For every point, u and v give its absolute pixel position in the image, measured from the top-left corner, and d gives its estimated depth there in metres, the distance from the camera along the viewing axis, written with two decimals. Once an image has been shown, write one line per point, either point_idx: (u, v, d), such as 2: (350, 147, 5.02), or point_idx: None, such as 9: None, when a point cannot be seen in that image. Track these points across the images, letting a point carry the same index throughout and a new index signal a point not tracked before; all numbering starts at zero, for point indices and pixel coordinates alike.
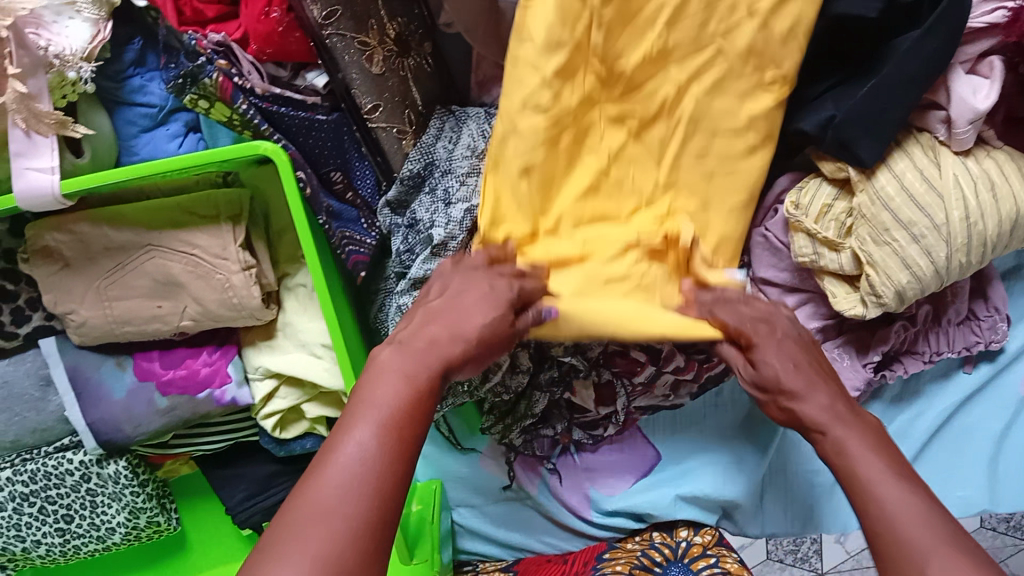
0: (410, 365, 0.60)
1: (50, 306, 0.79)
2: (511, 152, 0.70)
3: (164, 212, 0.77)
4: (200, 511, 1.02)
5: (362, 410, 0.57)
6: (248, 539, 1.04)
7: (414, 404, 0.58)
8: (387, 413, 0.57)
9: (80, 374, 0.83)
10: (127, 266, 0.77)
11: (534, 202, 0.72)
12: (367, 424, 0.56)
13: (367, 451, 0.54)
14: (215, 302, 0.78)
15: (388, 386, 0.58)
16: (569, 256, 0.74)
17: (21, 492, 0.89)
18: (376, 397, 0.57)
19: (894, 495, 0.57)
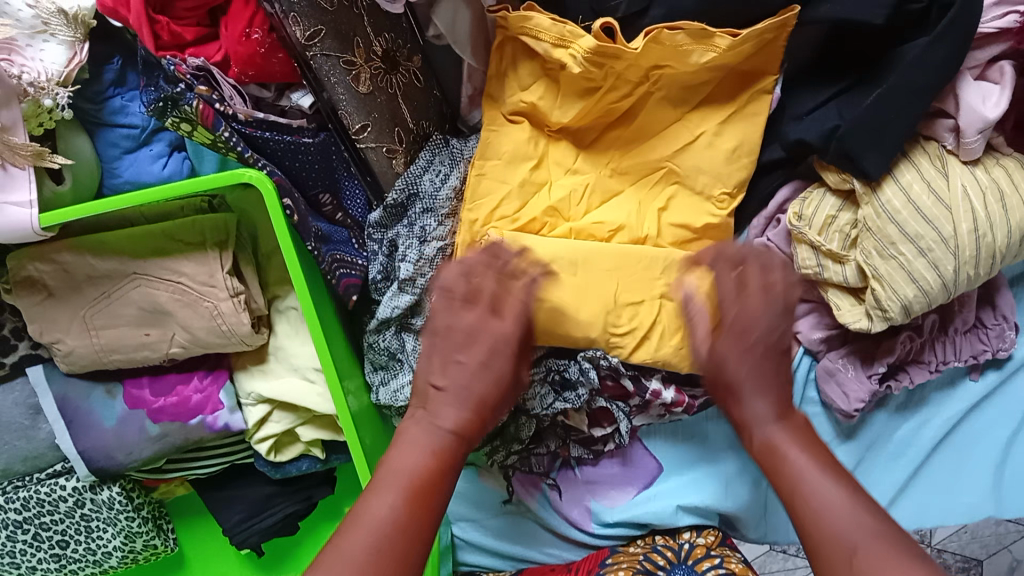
0: (435, 437, 0.64)
1: (35, 336, 0.77)
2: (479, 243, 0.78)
3: (148, 239, 0.75)
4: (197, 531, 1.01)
5: (389, 479, 0.61)
6: (245, 556, 1.02)
7: (434, 472, 0.62)
8: (410, 483, 0.61)
9: (70, 402, 0.82)
10: (113, 294, 0.75)
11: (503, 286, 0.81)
12: (396, 491, 0.61)
13: (395, 516, 0.59)
14: (204, 329, 0.76)
15: (413, 460, 0.62)
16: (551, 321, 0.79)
17: (15, 520, 0.88)
18: (402, 465, 0.62)
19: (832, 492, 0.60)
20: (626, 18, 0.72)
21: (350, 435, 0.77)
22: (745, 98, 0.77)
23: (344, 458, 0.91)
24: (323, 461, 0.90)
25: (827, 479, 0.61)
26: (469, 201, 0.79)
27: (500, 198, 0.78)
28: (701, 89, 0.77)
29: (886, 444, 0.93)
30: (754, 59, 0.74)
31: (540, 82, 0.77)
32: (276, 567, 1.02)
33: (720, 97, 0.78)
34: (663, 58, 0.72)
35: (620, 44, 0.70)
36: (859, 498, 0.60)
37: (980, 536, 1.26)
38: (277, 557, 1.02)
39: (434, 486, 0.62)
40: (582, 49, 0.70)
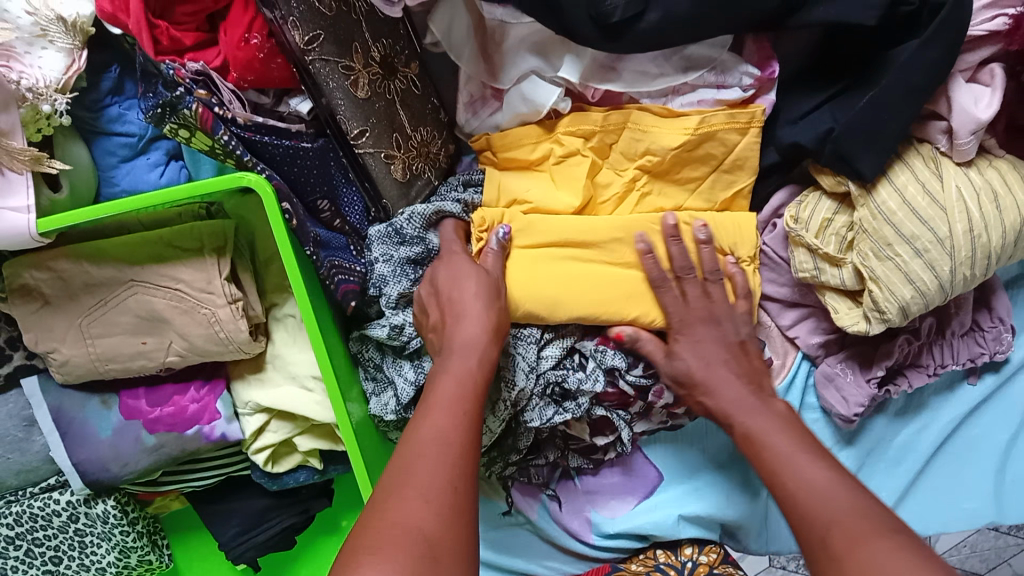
0: (465, 354, 0.68)
1: (31, 345, 0.76)
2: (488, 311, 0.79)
3: (145, 246, 0.74)
4: (192, 546, 1.00)
5: (436, 406, 0.63)
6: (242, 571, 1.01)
7: (476, 393, 0.65)
8: (457, 405, 0.63)
9: (65, 413, 0.81)
10: (110, 302, 0.75)
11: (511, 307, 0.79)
12: (447, 413, 0.62)
13: (447, 434, 0.60)
14: (201, 337, 0.75)
15: (444, 386, 0.65)
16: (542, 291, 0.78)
17: (7, 535, 0.86)
18: (436, 391, 0.65)
19: (813, 470, 0.65)
20: (621, 23, 0.72)
21: (351, 443, 0.77)
22: (737, 99, 0.78)
23: (341, 469, 0.89)
24: (321, 471, 0.89)
25: (809, 462, 0.66)
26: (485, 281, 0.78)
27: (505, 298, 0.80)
28: (695, 168, 0.80)
29: (886, 450, 0.93)
30: (743, 145, 0.78)
31: (536, 185, 0.81)
32: None
33: (716, 99, 0.78)
34: (647, 150, 0.79)
35: (590, 111, 0.79)
36: (841, 478, 0.63)
37: (979, 550, 1.24)
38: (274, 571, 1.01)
39: (471, 398, 0.65)
40: (562, 128, 0.80)
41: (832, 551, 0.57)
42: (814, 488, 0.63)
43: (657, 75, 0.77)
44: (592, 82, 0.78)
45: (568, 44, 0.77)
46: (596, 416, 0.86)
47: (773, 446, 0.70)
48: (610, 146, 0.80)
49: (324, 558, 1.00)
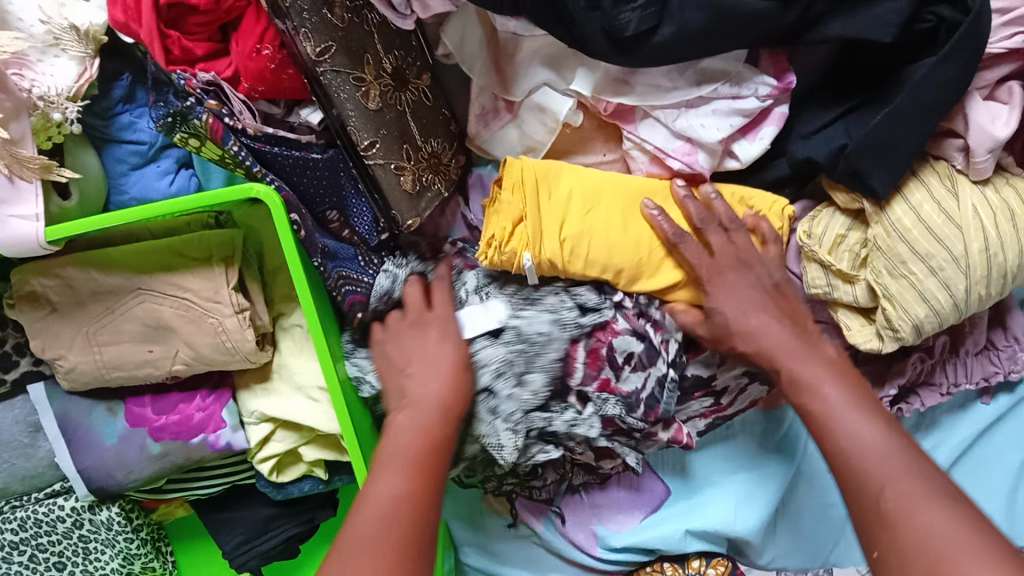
0: (424, 407, 0.69)
1: (38, 352, 0.76)
2: (507, 203, 0.76)
3: (154, 255, 0.74)
4: (194, 554, 1.00)
5: (390, 463, 0.63)
6: None
7: (431, 446, 0.66)
8: (411, 459, 0.64)
9: (71, 420, 0.81)
10: (117, 310, 0.75)
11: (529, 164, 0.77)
12: (401, 470, 0.63)
13: (400, 492, 0.61)
14: (208, 346, 0.75)
15: (414, 436, 0.66)
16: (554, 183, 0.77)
17: (10, 540, 0.86)
18: (395, 448, 0.65)
19: (865, 427, 0.62)
20: (634, 37, 0.71)
21: (358, 461, 0.75)
22: (754, 109, 0.76)
23: (346, 479, 0.88)
24: (326, 481, 0.87)
25: (864, 421, 0.62)
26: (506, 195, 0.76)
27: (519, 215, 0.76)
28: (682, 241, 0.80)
29: None
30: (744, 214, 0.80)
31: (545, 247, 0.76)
32: None
33: (731, 109, 0.76)
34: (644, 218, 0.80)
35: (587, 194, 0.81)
36: (892, 436, 0.61)
37: None
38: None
39: (435, 465, 0.65)
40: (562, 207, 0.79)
41: (886, 511, 0.57)
42: (865, 448, 0.61)
43: (670, 88, 0.77)
44: (605, 95, 0.77)
45: (581, 57, 0.77)
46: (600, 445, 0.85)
47: (824, 397, 0.65)
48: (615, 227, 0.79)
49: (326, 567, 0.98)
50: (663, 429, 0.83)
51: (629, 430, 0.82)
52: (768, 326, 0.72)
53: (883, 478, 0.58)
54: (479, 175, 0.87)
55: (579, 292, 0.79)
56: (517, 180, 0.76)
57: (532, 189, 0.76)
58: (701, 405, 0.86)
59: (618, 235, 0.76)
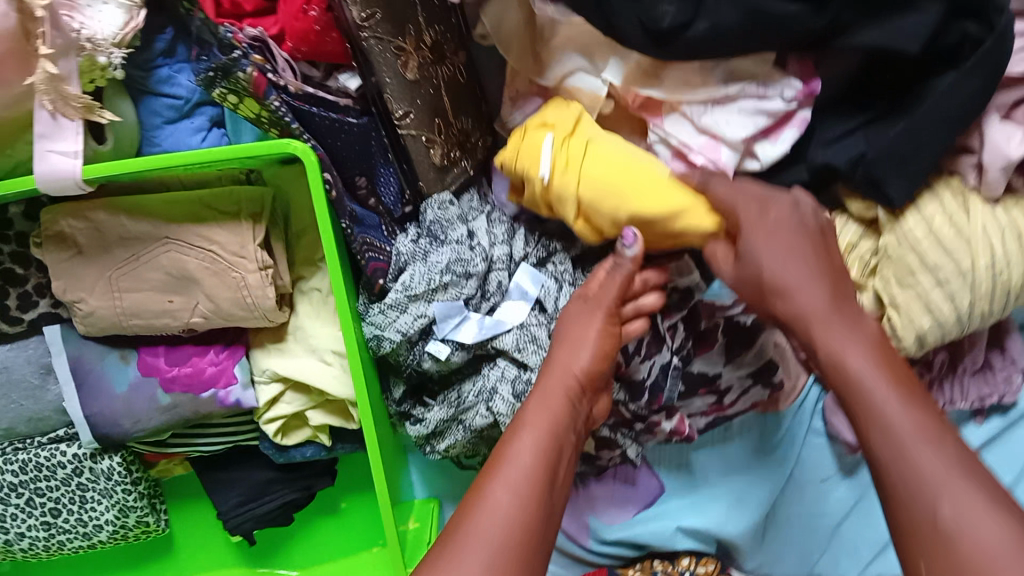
0: (525, 470, 0.61)
1: (59, 293, 0.78)
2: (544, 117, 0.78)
3: (184, 205, 0.76)
4: (189, 514, 0.96)
5: (477, 536, 0.56)
6: (237, 545, 0.97)
7: (524, 523, 0.57)
8: (505, 532, 0.56)
9: (83, 364, 0.81)
10: (142, 258, 0.76)
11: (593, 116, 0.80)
12: (489, 545, 0.55)
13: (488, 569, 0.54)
14: (228, 300, 0.76)
15: (517, 470, 0.61)
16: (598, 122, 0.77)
17: (10, 481, 0.87)
18: (485, 514, 0.57)
19: (894, 403, 0.57)
20: (669, 30, 0.73)
21: (369, 427, 0.77)
22: (780, 110, 0.78)
23: (348, 448, 0.88)
24: (329, 449, 0.88)
25: (898, 400, 0.57)
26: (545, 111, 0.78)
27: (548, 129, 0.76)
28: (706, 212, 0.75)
29: None
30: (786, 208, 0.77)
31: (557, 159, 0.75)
32: (265, 561, 0.97)
33: (757, 109, 0.79)
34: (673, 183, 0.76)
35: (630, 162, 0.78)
36: (921, 408, 0.57)
37: None
38: (268, 547, 0.97)
39: (525, 541, 0.56)
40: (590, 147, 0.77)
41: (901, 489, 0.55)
42: (892, 422, 0.57)
43: (700, 85, 0.79)
44: (635, 87, 0.80)
45: (614, 48, 0.79)
46: (602, 435, 0.87)
47: (862, 385, 0.59)
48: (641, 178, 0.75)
49: (316, 539, 0.96)
50: (665, 420, 0.84)
51: (630, 418, 0.84)
52: (801, 284, 0.65)
53: (913, 462, 0.55)
54: None
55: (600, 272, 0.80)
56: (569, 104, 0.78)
57: (578, 113, 0.77)
58: (703, 401, 0.85)
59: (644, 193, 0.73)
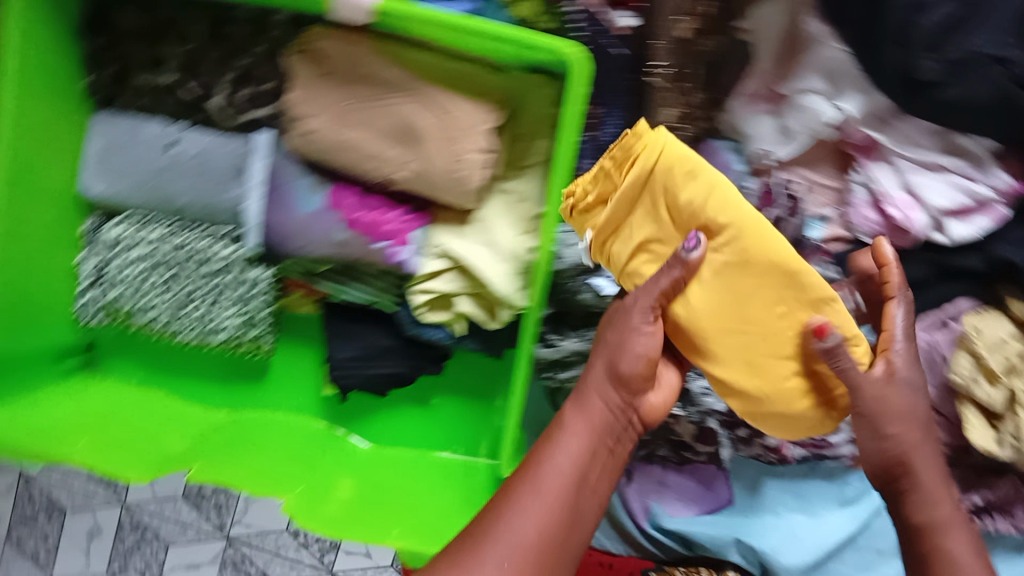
0: (541, 497, 0.70)
1: (294, 102, 0.83)
2: (600, 176, 0.70)
3: (439, 71, 0.81)
4: (296, 354, 0.99)
5: (501, 548, 0.67)
6: (325, 400, 0.99)
7: (542, 545, 0.68)
8: (520, 552, 0.67)
9: (279, 175, 0.86)
10: (383, 99, 0.81)
11: (676, 177, 0.65)
12: (509, 553, 0.67)
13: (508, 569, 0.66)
14: (440, 167, 0.80)
15: (557, 477, 0.72)
16: (693, 193, 0.64)
17: (163, 256, 0.90)
18: (504, 536, 0.68)
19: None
20: (924, 84, 0.75)
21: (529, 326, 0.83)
22: (987, 196, 0.82)
23: (472, 345, 0.92)
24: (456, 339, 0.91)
25: None
26: (620, 154, 0.68)
27: (595, 193, 0.71)
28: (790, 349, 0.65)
29: None
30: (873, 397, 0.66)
31: (625, 228, 0.71)
32: (347, 423, 0.99)
33: (966, 188, 0.82)
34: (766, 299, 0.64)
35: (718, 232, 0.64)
36: None
37: None
38: (354, 411, 1.00)
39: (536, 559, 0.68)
40: (669, 241, 0.68)
41: None
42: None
43: (921, 146, 0.84)
44: (863, 125, 0.85)
45: (861, 83, 0.83)
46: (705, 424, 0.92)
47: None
48: (729, 321, 0.66)
49: (402, 421, 0.99)
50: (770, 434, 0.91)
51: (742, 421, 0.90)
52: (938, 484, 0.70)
53: None
54: (710, 147, 0.90)
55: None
56: (631, 158, 0.67)
57: (642, 170, 0.67)
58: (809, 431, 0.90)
59: (699, 301, 0.67)
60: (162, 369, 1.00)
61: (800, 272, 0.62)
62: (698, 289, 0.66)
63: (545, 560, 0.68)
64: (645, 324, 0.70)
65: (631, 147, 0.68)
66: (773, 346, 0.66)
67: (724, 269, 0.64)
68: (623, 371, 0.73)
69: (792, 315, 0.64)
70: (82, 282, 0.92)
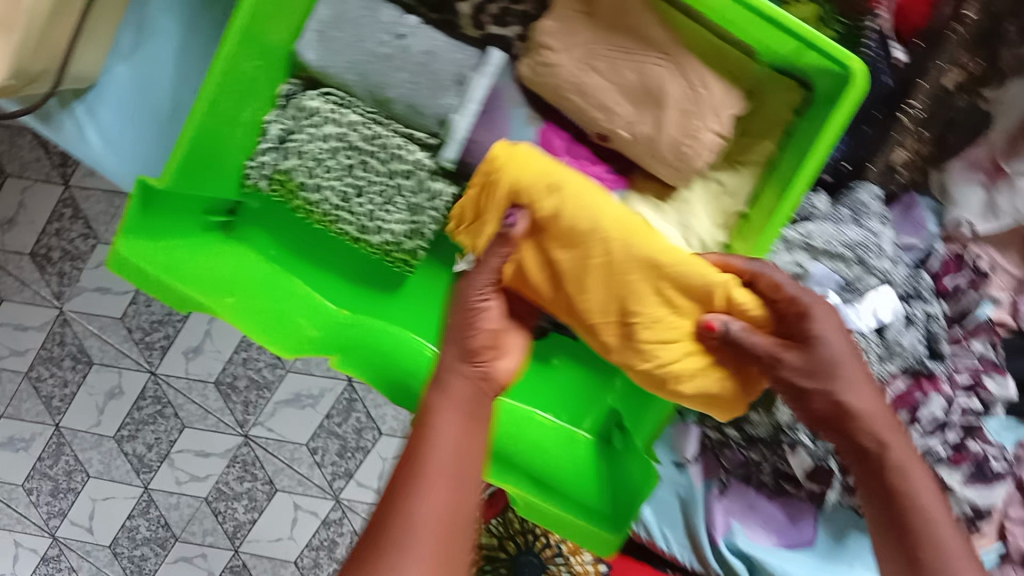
0: (434, 454, 0.69)
1: (543, 30, 0.81)
2: (480, 177, 0.80)
3: (701, 43, 0.79)
4: (436, 275, 0.97)
5: (418, 532, 0.64)
6: (450, 329, 0.98)
7: (455, 530, 0.67)
8: (432, 524, 0.66)
9: (499, 99, 0.86)
10: (636, 54, 0.79)
11: (547, 177, 0.76)
12: (435, 507, 0.67)
13: (423, 535, 0.65)
14: (670, 137, 0.79)
15: (444, 455, 0.70)
16: (536, 181, 0.76)
17: (352, 141, 0.87)
18: (412, 520, 0.65)
19: None
20: None
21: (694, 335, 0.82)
22: None
23: None
24: None
25: None
26: (507, 164, 0.77)
27: (467, 209, 0.82)
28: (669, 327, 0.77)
29: None
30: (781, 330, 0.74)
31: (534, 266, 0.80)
32: None
33: None
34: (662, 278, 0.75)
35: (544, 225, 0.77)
36: None
37: None
38: None
39: (446, 528, 0.66)
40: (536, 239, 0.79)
41: None
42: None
43: None
44: None
45: None
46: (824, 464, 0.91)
47: None
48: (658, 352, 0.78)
49: (517, 372, 0.98)
50: None
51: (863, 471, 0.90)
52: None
53: None
54: (912, 200, 0.91)
55: (934, 321, 0.87)
56: (491, 181, 0.78)
57: (503, 170, 0.77)
58: None
59: (594, 299, 0.79)
60: (303, 254, 0.98)
61: (671, 268, 0.74)
62: (597, 247, 0.76)
63: (448, 541, 0.66)
64: (481, 296, 0.78)
65: (497, 196, 0.78)
66: (661, 330, 0.77)
67: (553, 214, 0.76)
68: (474, 344, 0.77)
69: (666, 295, 0.76)
70: (265, 142, 0.90)
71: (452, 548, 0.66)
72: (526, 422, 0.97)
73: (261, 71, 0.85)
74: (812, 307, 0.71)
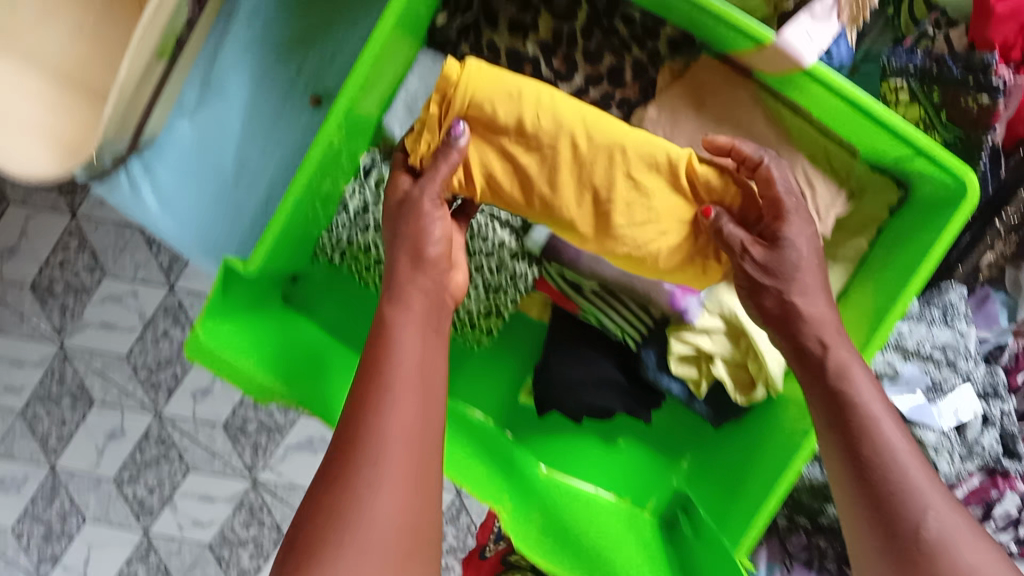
0: (393, 366, 0.65)
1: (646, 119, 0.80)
2: (450, 99, 0.71)
3: (807, 138, 0.79)
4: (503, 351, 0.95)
5: (385, 449, 0.61)
6: (516, 406, 0.95)
7: (420, 438, 0.63)
8: (403, 444, 0.62)
9: None
10: None
11: (506, 85, 0.70)
12: (401, 426, 0.63)
13: (396, 456, 0.61)
14: None
15: (399, 368, 0.65)
16: (504, 90, 0.70)
17: None
18: (381, 444, 0.61)
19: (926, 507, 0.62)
20: None
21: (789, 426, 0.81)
22: None
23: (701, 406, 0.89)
24: (688, 395, 0.88)
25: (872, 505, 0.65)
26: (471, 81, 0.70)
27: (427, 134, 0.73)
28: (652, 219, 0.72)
29: None
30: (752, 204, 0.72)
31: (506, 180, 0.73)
32: (529, 438, 0.95)
33: None
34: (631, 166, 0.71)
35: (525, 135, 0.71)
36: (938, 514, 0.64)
37: None
38: (542, 426, 0.95)
39: (419, 453, 0.63)
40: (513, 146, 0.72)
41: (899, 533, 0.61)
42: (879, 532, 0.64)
43: None
44: None
45: None
46: None
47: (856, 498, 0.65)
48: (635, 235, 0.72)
49: (583, 453, 0.95)
50: None
51: None
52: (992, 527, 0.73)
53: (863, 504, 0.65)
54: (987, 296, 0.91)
55: (1010, 418, 0.87)
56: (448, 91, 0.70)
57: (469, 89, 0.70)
58: None
59: (570, 200, 0.72)
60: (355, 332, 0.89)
61: (592, 124, 0.70)
62: (547, 130, 0.70)
63: (421, 474, 0.62)
64: (438, 210, 0.73)
65: (455, 98, 0.70)
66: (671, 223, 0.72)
67: (505, 98, 0.70)
68: (429, 248, 0.73)
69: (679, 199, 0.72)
70: (343, 215, 0.86)
71: (423, 465, 0.63)
72: (589, 505, 0.91)
73: (352, 148, 0.82)
74: (791, 211, 0.70)
